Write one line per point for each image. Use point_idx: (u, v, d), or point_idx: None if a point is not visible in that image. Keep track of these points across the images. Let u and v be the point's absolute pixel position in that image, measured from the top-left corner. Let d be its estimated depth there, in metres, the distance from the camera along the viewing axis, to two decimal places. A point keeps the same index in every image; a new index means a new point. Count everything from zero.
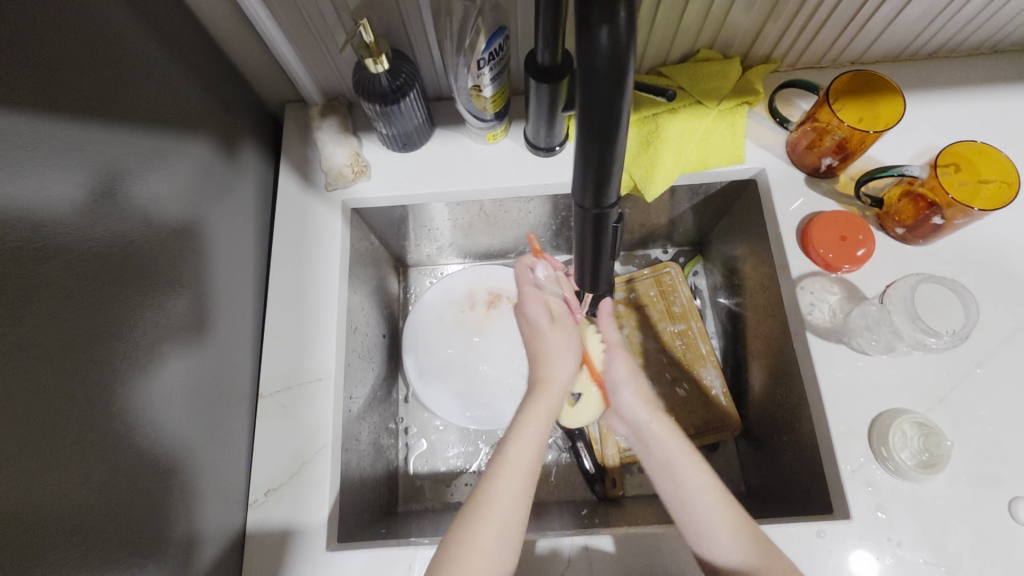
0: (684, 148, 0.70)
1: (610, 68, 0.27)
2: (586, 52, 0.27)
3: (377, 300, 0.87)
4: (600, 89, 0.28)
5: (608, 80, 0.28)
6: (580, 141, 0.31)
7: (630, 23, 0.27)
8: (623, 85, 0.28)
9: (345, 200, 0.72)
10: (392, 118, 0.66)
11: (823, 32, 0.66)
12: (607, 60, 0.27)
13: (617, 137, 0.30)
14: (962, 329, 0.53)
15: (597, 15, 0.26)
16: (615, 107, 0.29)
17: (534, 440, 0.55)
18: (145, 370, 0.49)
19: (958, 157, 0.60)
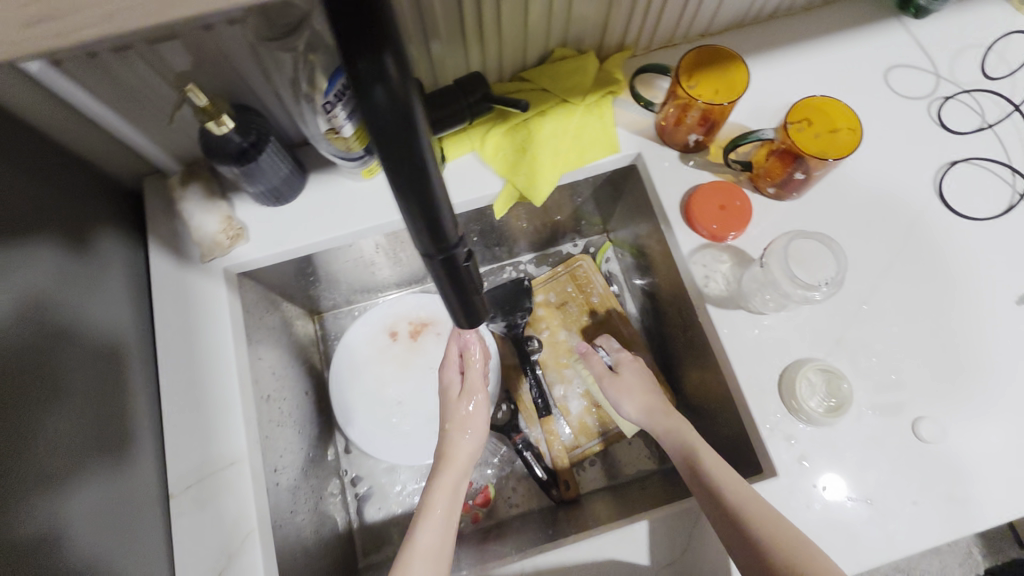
0: (560, 148, 0.70)
1: (395, 119, 0.26)
2: (365, 110, 0.26)
3: (292, 357, 0.83)
4: (394, 144, 0.27)
5: (397, 130, 0.26)
6: (398, 196, 0.30)
7: (403, 73, 0.26)
8: (416, 132, 0.27)
9: (226, 267, 0.68)
10: (256, 175, 0.63)
11: (665, 13, 0.68)
12: (390, 114, 0.26)
13: (431, 183, 0.29)
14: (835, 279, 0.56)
15: (365, 71, 0.25)
16: (416, 155, 0.28)
17: (439, 520, 0.62)
18: (29, 497, 0.46)
19: (811, 112, 0.64)
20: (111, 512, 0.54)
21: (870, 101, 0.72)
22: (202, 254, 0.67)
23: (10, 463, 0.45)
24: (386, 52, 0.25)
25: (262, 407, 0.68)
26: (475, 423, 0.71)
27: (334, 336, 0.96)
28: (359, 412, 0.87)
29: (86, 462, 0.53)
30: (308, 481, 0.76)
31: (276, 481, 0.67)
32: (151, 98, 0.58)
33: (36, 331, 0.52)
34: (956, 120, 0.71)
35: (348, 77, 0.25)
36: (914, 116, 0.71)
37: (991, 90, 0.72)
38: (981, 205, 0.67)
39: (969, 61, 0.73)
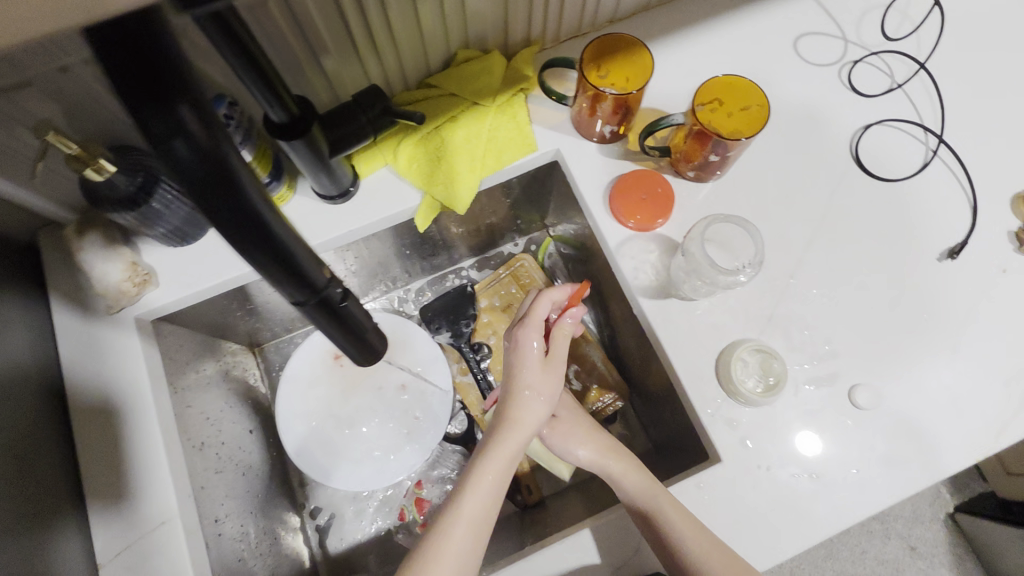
0: (475, 152, 0.68)
1: (205, 167, 0.26)
2: (172, 166, 0.25)
3: (230, 396, 0.80)
4: (213, 195, 0.26)
5: (209, 179, 0.26)
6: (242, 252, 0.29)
7: (206, 124, 0.26)
8: (236, 178, 0.26)
9: (137, 316, 0.64)
10: (155, 218, 0.59)
11: (566, 4, 0.66)
12: (198, 164, 0.26)
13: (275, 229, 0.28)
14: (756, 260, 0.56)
15: (160, 127, 0.25)
16: (244, 202, 0.27)
17: (488, 489, 0.57)
18: None
19: (721, 91, 0.62)
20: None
21: (782, 73, 0.72)
22: (108, 305, 0.63)
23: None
24: (181, 106, 0.25)
25: (195, 457, 0.65)
26: (552, 386, 0.61)
27: (278, 366, 0.93)
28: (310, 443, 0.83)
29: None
30: (259, 523, 0.73)
31: (218, 532, 0.64)
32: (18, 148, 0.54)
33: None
34: (866, 84, 0.71)
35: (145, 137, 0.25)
36: (826, 84, 0.71)
37: (897, 50, 0.72)
38: (897, 166, 0.67)
39: (873, 23, 0.73)
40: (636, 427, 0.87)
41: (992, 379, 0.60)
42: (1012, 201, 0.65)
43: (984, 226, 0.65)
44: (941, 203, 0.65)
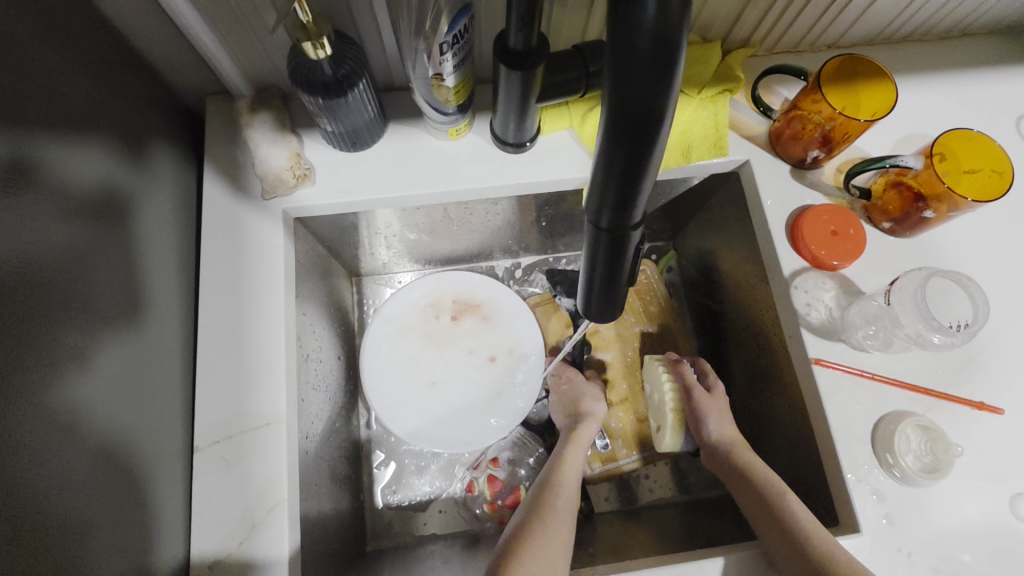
0: (665, 140, 0.64)
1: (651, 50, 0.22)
2: (625, 28, 0.22)
3: (329, 317, 0.77)
4: (633, 80, 0.23)
5: (650, 64, 0.22)
6: (604, 143, 0.25)
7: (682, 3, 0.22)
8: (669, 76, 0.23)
9: (285, 209, 0.61)
10: (338, 113, 0.56)
11: (805, 14, 0.62)
12: (652, 36, 0.22)
13: (656, 140, 0.24)
14: (972, 326, 0.52)
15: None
16: (655, 105, 0.23)
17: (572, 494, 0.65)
18: (56, 416, 0.40)
19: (954, 145, 0.58)
20: (129, 462, 0.47)
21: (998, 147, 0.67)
22: (263, 190, 0.60)
23: (38, 371, 0.39)
24: None
25: (300, 366, 0.62)
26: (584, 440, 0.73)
27: (369, 302, 0.90)
28: (388, 387, 0.80)
29: (118, 393, 0.46)
30: (330, 452, 0.70)
31: (304, 449, 0.61)
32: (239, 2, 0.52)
33: (74, 237, 0.45)
34: None
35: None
36: None
37: None
38: None
39: None
40: None
41: None
42: None
43: None
44: None
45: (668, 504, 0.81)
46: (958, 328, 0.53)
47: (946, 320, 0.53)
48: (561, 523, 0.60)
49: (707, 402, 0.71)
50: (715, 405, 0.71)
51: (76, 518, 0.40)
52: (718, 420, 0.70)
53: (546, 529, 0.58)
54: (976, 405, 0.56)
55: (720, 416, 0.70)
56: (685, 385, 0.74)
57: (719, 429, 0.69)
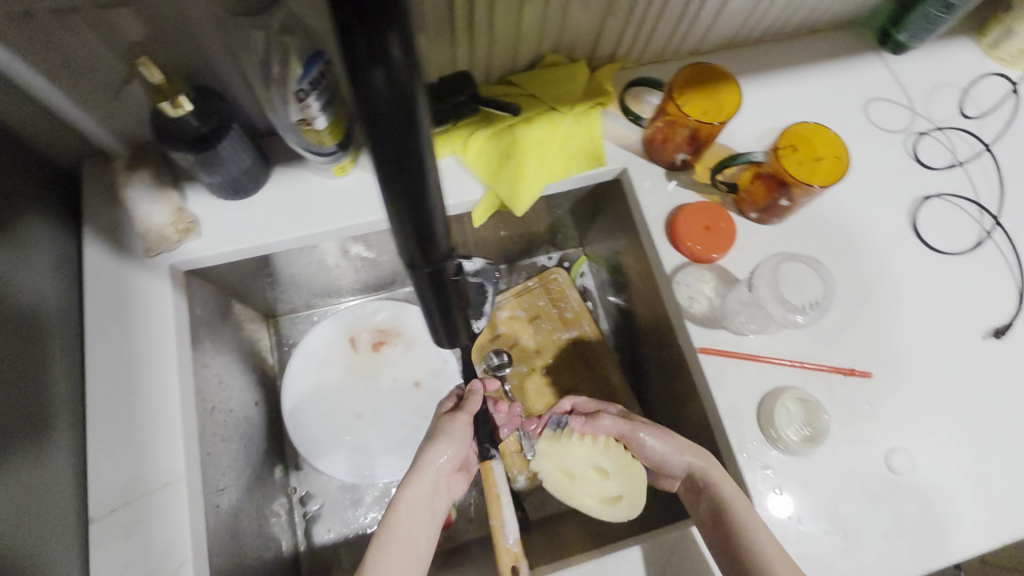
0: (546, 156, 0.66)
1: (395, 110, 0.23)
2: (361, 95, 0.22)
3: (241, 363, 0.76)
4: (385, 134, 0.23)
5: (398, 119, 0.23)
6: (385, 195, 0.26)
7: (409, 59, 0.22)
8: (417, 124, 0.24)
9: (172, 263, 0.61)
10: (213, 166, 0.56)
11: (659, 28, 0.66)
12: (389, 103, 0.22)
13: (429, 186, 0.26)
14: (822, 303, 0.58)
15: (364, 52, 0.21)
16: (415, 152, 0.25)
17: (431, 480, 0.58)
18: None
19: (800, 138, 0.63)
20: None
21: (850, 132, 0.73)
22: (146, 248, 0.60)
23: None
24: (390, 31, 0.21)
25: (205, 421, 0.62)
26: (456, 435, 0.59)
27: (289, 342, 0.90)
28: (314, 425, 0.80)
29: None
30: (252, 500, 0.69)
31: (217, 504, 0.60)
32: (89, 66, 0.51)
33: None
34: (930, 156, 0.72)
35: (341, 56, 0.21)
36: (891, 149, 0.72)
37: (964, 129, 0.73)
38: (953, 240, 0.68)
39: (943, 100, 0.75)
40: None
41: None
42: None
43: None
44: (993, 285, 0.66)
45: None
46: (811, 306, 0.58)
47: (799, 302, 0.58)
48: (391, 565, 0.52)
49: (631, 428, 0.59)
50: (652, 424, 0.60)
51: None
52: (668, 439, 0.58)
53: (390, 536, 0.54)
54: (846, 372, 0.61)
55: (671, 435, 0.59)
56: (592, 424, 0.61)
57: (676, 447, 0.58)
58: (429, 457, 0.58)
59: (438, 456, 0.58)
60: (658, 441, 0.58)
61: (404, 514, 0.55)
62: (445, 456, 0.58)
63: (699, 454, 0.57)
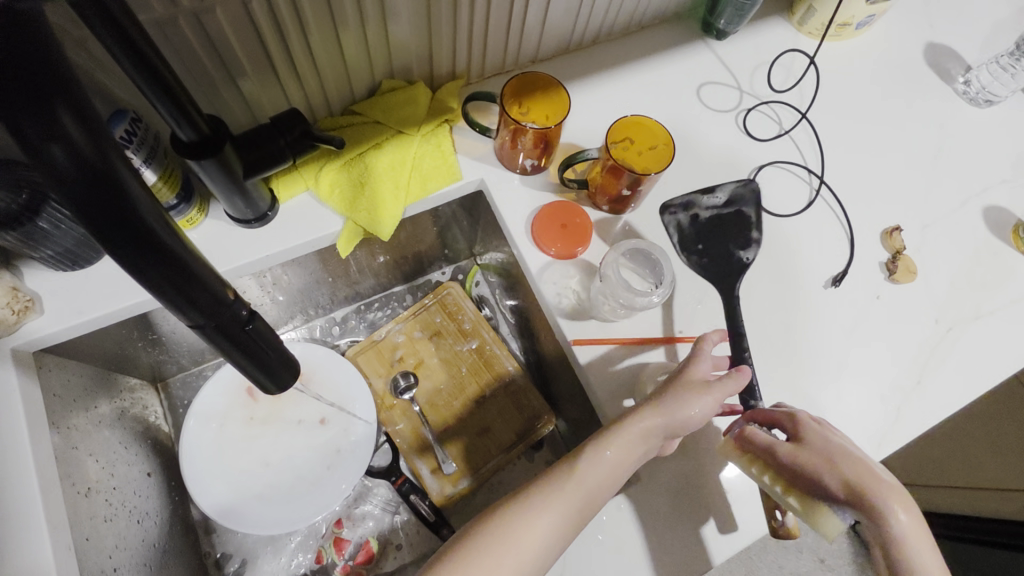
0: (399, 178, 0.68)
1: (87, 179, 0.25)
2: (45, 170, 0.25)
3: (124, 435, 0.72)
4: (94, 206, 0.26)
5: (98, 190, 0.26)
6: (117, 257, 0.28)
7: (89, 130, 0.25)
8: (123, 191, 0.27)
9: (14, 346, 0.57)
10: (38, 239, 0.54)
11: (489, 41, 0.69)
12: (80, 172, 0.25)
13: (164, 239, 0.29)
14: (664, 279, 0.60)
15: (35, 133, 0.24)
16: (132, 215, 0.27)
17: (606, 477, 0.53)
18: None
19: (632, 130, 0.67)
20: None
21: (687, 116, 0.78)
22: None
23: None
24: (60, 110, 0.24)
25: (80, 503, 0.59)
26: (626, 445, 0.54)
27: (184, 403, 0.86)
28: (219, 484, 0.77)
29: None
30: (154, 574, 0.66)
31: None
32: None
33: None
34: (759, 129, 0.78)
35: (14, 137, 0.24)
36: (725, 127, 0.78)
37: (784, 101, 0.81)
38: (787, 203, 0.75)
39: (764, 77, 0.82)
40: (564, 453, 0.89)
41: (875, 394, 0.66)
42: (882, 236, 0.74)
43: (862, 257, 0.73)
44: (827, 238, 0.73)
45: None
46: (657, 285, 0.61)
47: (643, 284, 0.62)
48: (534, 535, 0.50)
49: (773, 446, 0.55)
50: (820, 446, 0.54)
51: None
52: (835, 468, 0.52)
53: (528, 507, 0.51)
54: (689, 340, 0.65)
55: (842, 466, 0.52)
56: (749, 448, 0.56)
57: (837, 481, 0.52)
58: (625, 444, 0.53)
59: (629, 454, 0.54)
60: (811, 465, 0.53)
61: (581, 487, 0.52)
62: (641, 433, 0.54)
63: (870, 472, 0.52)
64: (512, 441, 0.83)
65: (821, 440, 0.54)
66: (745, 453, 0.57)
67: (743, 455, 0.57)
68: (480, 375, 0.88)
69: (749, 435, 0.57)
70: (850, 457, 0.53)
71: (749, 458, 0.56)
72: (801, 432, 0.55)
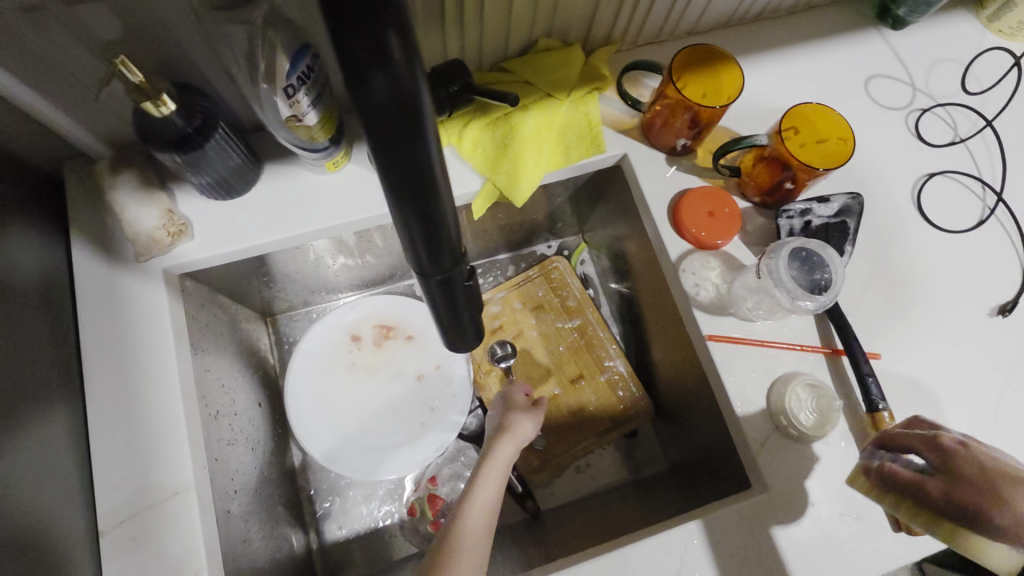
0: (544, 144, 0.65)
1: (396, 115, 0.21)
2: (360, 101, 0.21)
3: (242, 364, 0.75)
4: (393, 145, 0.22)
5: (403, 131, 0.22)
6: (391, 200, 0.25)
7: (411, 59, 0.21)
8: (423, 136, 0.23)
9: (165, 267, 0.60)
10: (201, 166, 0.55)
11: (655, 7, 0.64)
12: (391, 110, 0.21)
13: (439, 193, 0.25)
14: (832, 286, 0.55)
15: (360, 57, 0.20)
16: (422, 163, 0.23)
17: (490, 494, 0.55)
18: None
19: (805, 119, 0.62)
20: (36, 551, 0.47)
21: (852, 110, 0.72)
22: (137, 253, 0.58)
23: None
24: (390, 29, 0.20)
25: (209, 425, 0.61)
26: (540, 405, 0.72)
27: (289, 340, 0.89)
28: (319, 424, 0.80)
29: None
30: (261, 501, 0.69)
31: (228, 509, 0.60)
32: (64, 66, 0.49)
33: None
34: (932, 133, 0.71)
35: (339, 61, 0.20)
36: (893, 127, 0.71)
37: (965, 104, 0.72)
38: (956, 218, 0.68)
39: (943, 74, 0.74)
40: (654, 446, 0.86)
41: None
42: None
43: None
44: (998, 262, 0.66)
45: (610, 487, 0.84)
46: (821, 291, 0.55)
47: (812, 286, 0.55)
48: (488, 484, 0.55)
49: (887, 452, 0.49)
50: (971, 479, 0.40)
51: None
52: (1005, 507, 0.38)
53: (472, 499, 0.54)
54: (832, 351, 0.61)
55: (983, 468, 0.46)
56: (873, 477, 0.46)
57: None
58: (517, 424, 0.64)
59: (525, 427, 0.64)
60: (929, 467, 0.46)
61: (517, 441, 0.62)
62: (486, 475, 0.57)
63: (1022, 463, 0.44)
64: (607, 426, 0.83)
65: (972, 463, 0.41)
66: (869, 484, 0.46)
67: (863, 484, 0.47)
68: (579, 355, 0.86)
69: (876, 466, 0.46)
70: (1021, 495, 0.38)
71: (878, 493, 0.45)
72: (948, 458, 0.42)
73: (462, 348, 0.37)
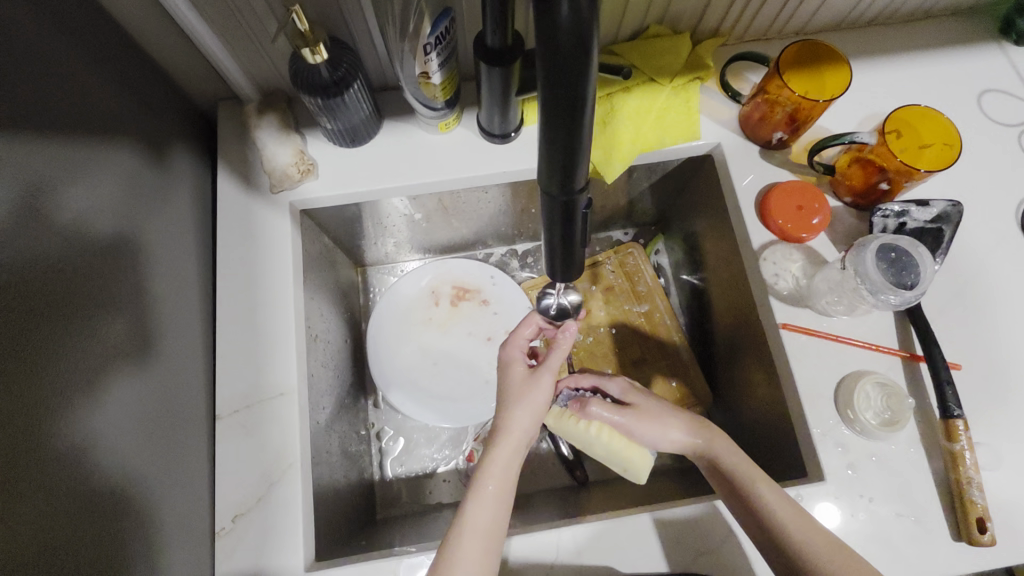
0: (641, 125, 0.68)
1: (573, 46, 0.26)
2: (546, 28, 0.26)
3: (336, 302, 0.83)
4: (564, 70, 0.27)
5: (573, 57, 0.26)
6: (545, 120, 0.30)
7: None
8: (587, 63, 0.27)
9: (292, 201, 0.68)
10: (337, 112, 0.62)
11: (767, 5, 0.66)
12: (568, 40, 0.26)
13: (583, 122, 0.29)
14: (920, 283, 0.55)
15: None
16: (580, 91, 0.28)
17: (492, 501, 0.53)
18: (90, 401, 0.46)
19: (910, 122, 0.62)
20: (172, 419, 0.56)
21: (960, 122, 0.71)
22: (272, 184, 0.67)
23: (81, 355, 0.46)
24: None
25: (309, 345, 0.69)
26: (530, 397, 0.58)
27: (374, 290, 0.96)
28: (394, 366, 0.86)
29: (141, 391, 0.53)
30: (339, 424, 0.76)
31: (316, 420, 0.68)
32: (242, 14, 0.58)
33: (98, 221, 0.52)
34: None
35: None
36: (1003, 143, 0.69)
37: None
38: None
39: None
40: None
41: None
42: None
43: None
44: None
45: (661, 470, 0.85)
46: (907, 288, 0.56)
47: (897, 280, 0.56)
48: (478, 515, 0.52)
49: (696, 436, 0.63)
50: (647, 407, 0.64)
51: (120, 481, 0.48)
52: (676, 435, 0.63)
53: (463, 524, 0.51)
54: (910, 356, 0.61)
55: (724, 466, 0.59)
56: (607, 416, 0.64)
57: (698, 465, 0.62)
58: (510, 421, 0.57)
59: (517, 418, 0.57)
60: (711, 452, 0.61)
61: (515, 434, 0.57)
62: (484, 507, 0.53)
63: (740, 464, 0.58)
64: None
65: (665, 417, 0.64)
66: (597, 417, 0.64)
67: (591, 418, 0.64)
68: (643, 339, 0.88)
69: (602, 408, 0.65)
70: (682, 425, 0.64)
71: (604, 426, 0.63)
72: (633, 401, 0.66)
73: (557, 271, 0.42)
